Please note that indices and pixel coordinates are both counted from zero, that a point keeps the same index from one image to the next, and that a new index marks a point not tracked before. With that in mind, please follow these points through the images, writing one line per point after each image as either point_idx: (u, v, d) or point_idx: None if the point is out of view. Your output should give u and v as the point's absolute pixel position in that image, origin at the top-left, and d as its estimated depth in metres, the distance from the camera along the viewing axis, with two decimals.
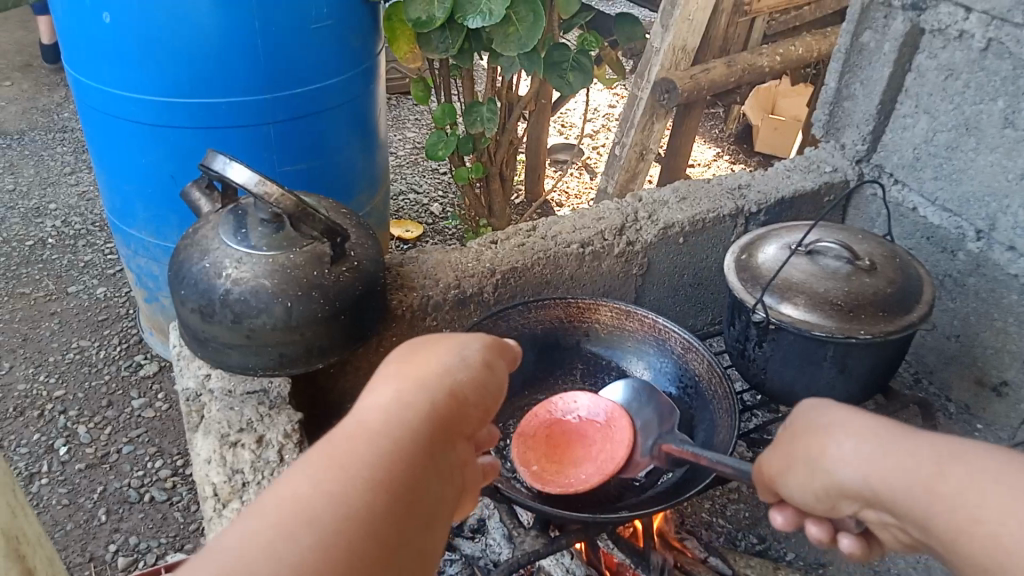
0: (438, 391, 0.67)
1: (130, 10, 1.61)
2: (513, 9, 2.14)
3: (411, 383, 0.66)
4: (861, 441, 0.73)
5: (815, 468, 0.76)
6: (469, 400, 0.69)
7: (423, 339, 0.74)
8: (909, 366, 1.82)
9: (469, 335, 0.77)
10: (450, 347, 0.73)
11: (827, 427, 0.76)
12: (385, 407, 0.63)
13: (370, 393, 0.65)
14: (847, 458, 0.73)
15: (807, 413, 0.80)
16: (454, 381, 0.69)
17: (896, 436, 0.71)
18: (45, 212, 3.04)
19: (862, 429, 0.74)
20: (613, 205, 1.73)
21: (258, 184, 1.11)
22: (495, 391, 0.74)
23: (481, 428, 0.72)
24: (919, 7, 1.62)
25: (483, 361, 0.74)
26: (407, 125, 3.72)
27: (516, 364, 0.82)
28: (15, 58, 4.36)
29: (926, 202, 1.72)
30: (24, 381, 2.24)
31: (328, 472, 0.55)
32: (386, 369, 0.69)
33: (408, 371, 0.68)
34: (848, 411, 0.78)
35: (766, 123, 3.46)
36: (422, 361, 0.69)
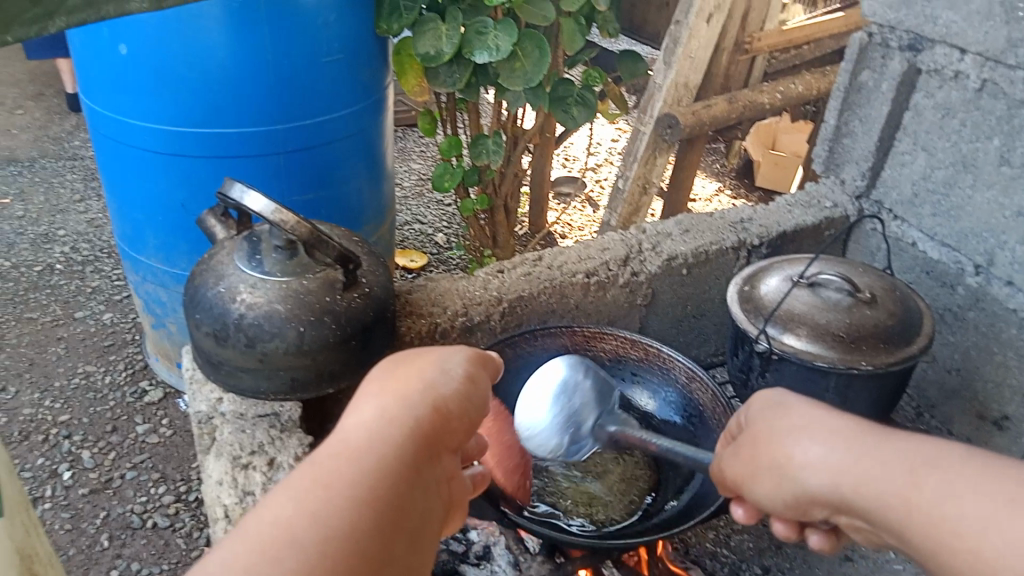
0: (421, 405, 0.69)
1: (145, 42, 1.66)
2: (519, 46, 2.20)
3: (394, 400, 0.68)
4: (829, 446, 0.78)
5: (785, 473, 0.81)
6: (453, 413, 0.71)
7: (405, 356, 0.76)
8: (911, 400, 1.84)
9: (451, 350, 0.79)
10: (433, 363, 0.75)
11: (798, 438, 0.81)
12: (369, 425, 0.65)
13: (354, 411, 0.67)
14: (817, 463, 0.78)
15: (777, 424, 0.85)
16: (437, 395, 0.71)
17: (860, 440, 0.76)
18: (54, 238, 3.08)
19: (829, 437, 0.79)
20: (617, 237, 1.77)
21: (274, 212, 1.14)
22: (477, 404, 0.77)
23: (466, 441, 0.75)
24: (916, 48, 1.67)
25: (466, 375, 0.77)
26: (413, 156, 3.78)
27: (498, 377, 0.85)
28: (29, 87, 4.43)
29: (926, 237, 1.75)
30: (30, 406, 2.26)
31: (311, 493, 0.57)
32: (370, 386, 0.71)
33: (391, 387, 0.70)
34: (815, 421, 0.83)
35: (766, 159, 3.51)
36: (405, 379, 0.72)
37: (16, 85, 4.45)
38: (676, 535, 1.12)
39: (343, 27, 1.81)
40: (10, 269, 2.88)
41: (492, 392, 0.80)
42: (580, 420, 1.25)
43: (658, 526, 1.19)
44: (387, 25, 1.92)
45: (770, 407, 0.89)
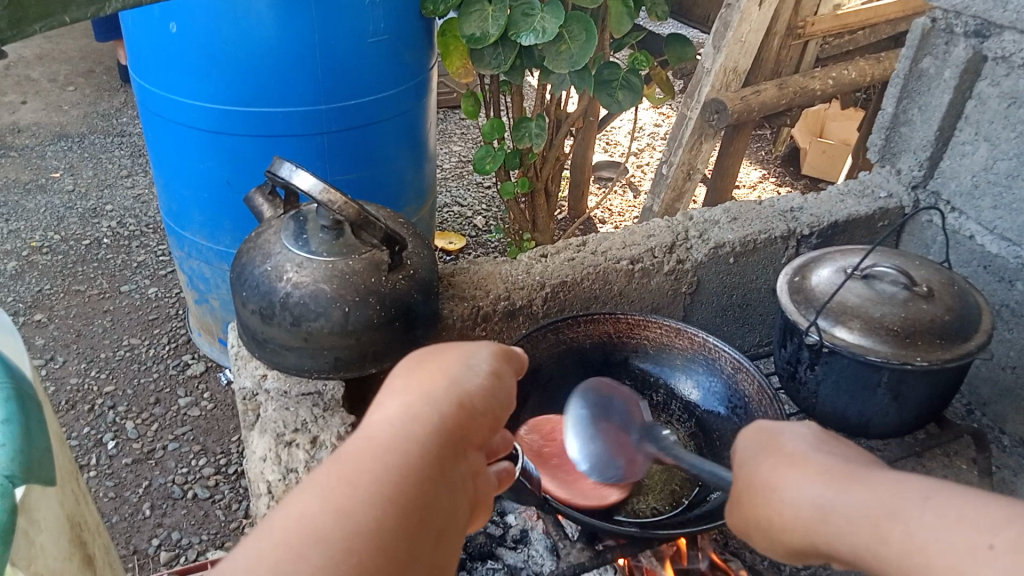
0: (445, 401, 0.65)
1: (194, 19, 1.67)
2: (566, 28, 2.17)
3: (419, 396, 0.65)
4: (813, 477, 0.68)
5: (753, 516, 0.72)
6: (477, 410, 0.67)
7: (432, 349, 0.72)
8: (962, 397, 1.80)
9: (474, 345, 0.74)
10: (459, 355, 0.71)
11: (759, 482, 0.72)
12: (394, 419, 0.62)
13: (378, 407, 0.64)
14: (794, 492, 0.68)
15: (738, 465, 0.76)
16: (463, 391, 0.67)
17: (848, 475, 0.67)
18: (102, 213, 3.14)
19: (793, 469, 0.70)
20: (663, 223, 1.74)
21: (322, 192, 1.14)
22: (504, 400, 0.72)
23: (492, 437, 0.70)
24: (982, 35, 1.61)
25: (493, 370, 0.72)
26: (454, 138, 3.77)
27: (523, 372, 0.78)
28: (80, 64, 4.51)
29: (984, 231, 1.70)
30: (76, 375, 2.31)
31: (334, 490, 0.55)
32: (393, 381, 0.68)
33: (414, 384, 0.66)
34: (776, 454, 0.73)
35: (814, 147, 3.44)
36: (430, 374, 0.67)
37: (67, 61, 4.53)
38: (719, 528, 1.10)
39: (390, 8, 1.80)
40: (59, 242, 2.94)
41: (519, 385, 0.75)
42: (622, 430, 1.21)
43: (698, 519, 1.17)
44: (433, 7, 1.90)
45: (760, 421, 0.80)
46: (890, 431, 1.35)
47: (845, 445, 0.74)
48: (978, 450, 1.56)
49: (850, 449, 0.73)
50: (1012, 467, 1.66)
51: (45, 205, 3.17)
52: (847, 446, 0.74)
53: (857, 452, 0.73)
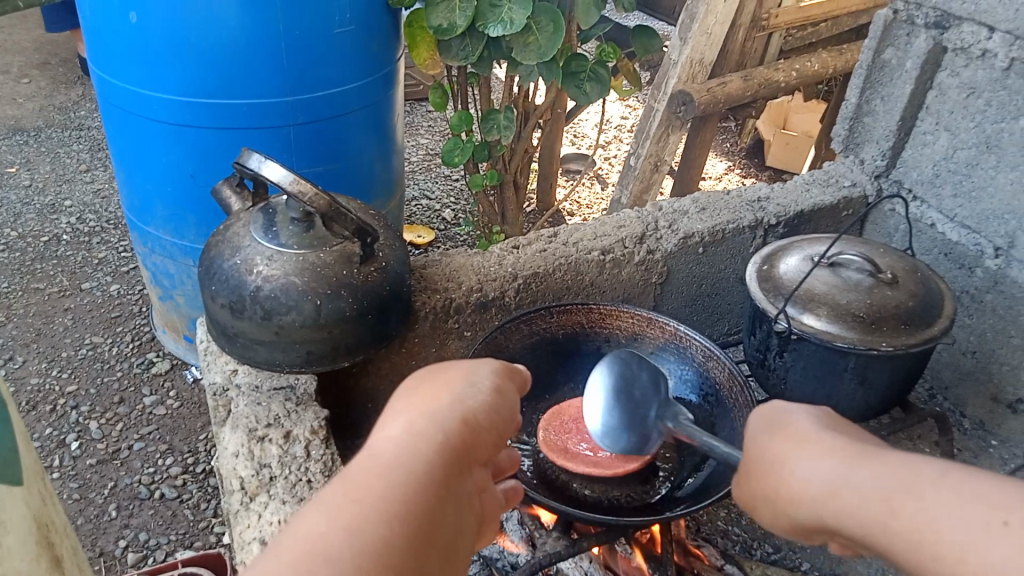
0: (450, 418, 0.67)
1: (154, 9, 1.63)
2: (533, 19, 2.16)
3: (423, 414, 0.67)
4: (826, 454, 0.69)
5: (768, 489, 0.73)
6: (481, 426, 0.69)
7: (433, 370, 0.76)
8: (924, 382, 1.84)
9: (480, 362, 0.78)
10: (461, 375, 0.74)
11: (778, 459, 0.73)
12: (399, 437, 0.63)
13: (382, 426, 0.66)
14: (808, 467, 0.69)
15: (758, 442, 0.77)
16: (466, 409, 0.69)
17: (862, 454, 0.68)
18: (60, 209, 3.07)
19: (811, 447, 0.71)
20: (633, 214, 1.75)
21: (293, 183, 1.13)
22: (507, 416, 0.75)
23: (494, 455, 0.72)
24: (942, 26, 1.64)
25: (494, 387, 0.75)
26: (421, 131, 3.75)
27: (525, 390, 0.83)
28: (34, 56, 4.39)
29: (945, 219, 1.74)
30: (37, 375, 2.26)
31: (341, 507, 0.55)
32: (396, 403, 0.70)
33: (418, 403, 0.68)
34: (796, 433, 0.74)
35: (778, 139, 3.48)
36: (433, 394, 0.70)
37: (21, 53, 4.41)
38: (691, 514, 1.12)
39: None
40: (16, 239, 2.86)
41: (520, 404, 0.78)
42: (645, 408, 1.14)
43: (673, 508, 1.19)
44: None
45: (775, 401, 0.81)
46: (858, 416, 1.38)
47: (856, 430, 0.75)
48: (941, 433, 1.60)
49: (862, 434, 0.75)
50: (972, 450, 1.71)
51: (1, 201, 3.09)
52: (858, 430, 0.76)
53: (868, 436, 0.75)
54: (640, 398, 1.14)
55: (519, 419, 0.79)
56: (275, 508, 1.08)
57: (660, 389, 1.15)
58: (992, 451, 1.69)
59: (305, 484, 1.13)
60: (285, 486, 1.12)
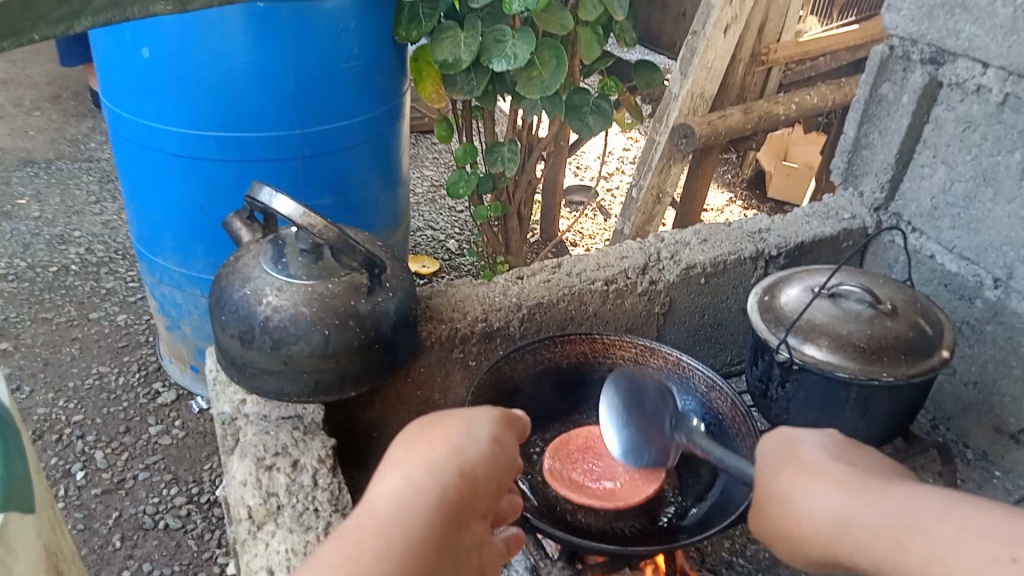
0: (447, 470, 0.75)
1: (166, 45, 1.68)
2: (537, 54, 2.21)
3: (421, 466, 0.75)
4: (835, 488, 0.73)
5: (780, 524, 0.76)
6: (479, 477, 0.76)
7: (437, 419, 0.83)
8: (927, 413, 1.85)
9: (480, 412, 0.85)
10: (461, 426, 0.82)
11: (788, 493, 0.76)
12: (398, 490, 0.71)
13: (384, 478, 0.74)
14: (819, 501, 0.73)
15: (765, 475, 0.81)
16: (463, 461, 0.76)
17: (870, 488, 0.72)
18: (70, 239, 3.10)
19: (818, 481, 0.75)
20: (636, 245, 1.78)
21: (303, 215, 1.16)
22: (505, 463, 0.82)
23: (493, 504, 0.79)
24: (937, 61, 1.68)
25: (492, 436, 0.82)
26: (426, 163, 3.80)
27: (524, 434, 0.90)
28: (47, 89, 4.47)
29: (944, 250, 1.76)
30: (44, 405, 2.27)
31: (342, 560, 0.64)
32: (396, 453, 0.77)
33: (418, 455, 0.76)
34: (802, 466, 0.78)
35: (779, 170, 3.52)
36: (431, 445, 0.78)
37: (33, 86, 4.48)
38: (695, 543, 1.13)
39: (364, 34, 1.83)
40: (25, 269, 2.89)
41: (519, 451, 0.84)
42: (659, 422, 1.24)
43: (677, 536, 1.20)
44: (406, 33, 1.93)
45: (781, 431, 0.85)
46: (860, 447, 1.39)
47: (865, 460, 0.79)
48: (943, 463, 1.60)
49: (872, 463, 0.79)
50: (976, 480, 1.71)
51: (10, 232, 3.13)
52: (868, 460, 0.80)
53: (878, 465, 0.79)
54: (650, 410, 1.25)
55: (519, 463, 0.85)
56: (283, 536, 1.10)
57: (667, 399, 1.25)
58: (996, 482, 1.69)
59: (313, 512, 1.14)
60: (292, 514, 1.13)
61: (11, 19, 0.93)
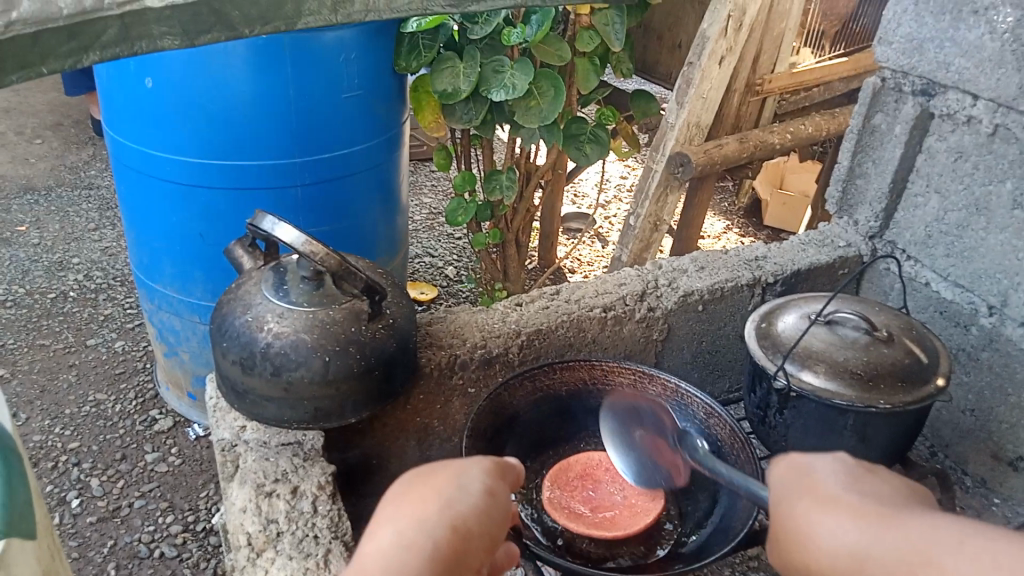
0: (438, 526, 0.73)
1: (169, 75, 1.70)
2: (535, 84, 2.25)
3: (411, 522, 0.73)
4: (849, 521, 0.71)
5: (794, 556, 0.74)
6: (472, 531, 0.74)
7: (427, 472, 0.82)
8: (925, 440, 1.86)
9: (471, 463, 0.84)
10: (453, 477, 0.80)
11: (803, 526, 0.75)
12: (388, 549, 0.69)
13: (373, 537, 0.72)
14: (833, 535, 0.71)
15: (781, 508, 0.79)
16: (455, 515, 0.75)
17: (884, 519, 0.70)
18: (68, 266, 3.11)
19: (833, 513, 0.73)
20: (634, 272, 1.79)
21: (304, 243, 1.17)
22: (499, 516, 0.79)
23: (489, 557, 0.77)
24: (929, 93, 1.71)
25: (484, 488, 0.81)
26: (424, 190, 3.83)
27: (516, 483, 0.88)
28: (48, 117, 4.51)
29: (939, 278, 1.78)
30: (40, 432, 2.27)
31: None
32: (386, 511, 0.76)
33: (408, 510, 0.74)
34: (817, 500, 0.76)
35: (775, 199, 3.55)
36: (423, 500, 0.76)
37: (35, 115, 4.52)
38: (694, 570, 1.13)
39: (364, 64, 1.86)
40: (24, 296, 2.90)
41: (512, 500, 0.83)
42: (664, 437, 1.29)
43: (677, 564, 1.20)
44: (406, 63, 2.00)
45: (792, 458, 0.84)
46: None
47: (877, 487, 0.77)
48: (942, 490, 1.61)
49: (885, 491, 0.77)
50: (976, 507, 1.71)
51: (9, 259, 3.14)
52: (881, 487, 0.78)
53: (892, 493, 0.77)
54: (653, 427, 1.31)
55: (514, 511, 0.84)
56: (282, 563, 1.10)
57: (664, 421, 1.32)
58: (995, 509, 1.69)
59: (312, 539, 1.14)
60: (292, 541, 1.14)
61: None
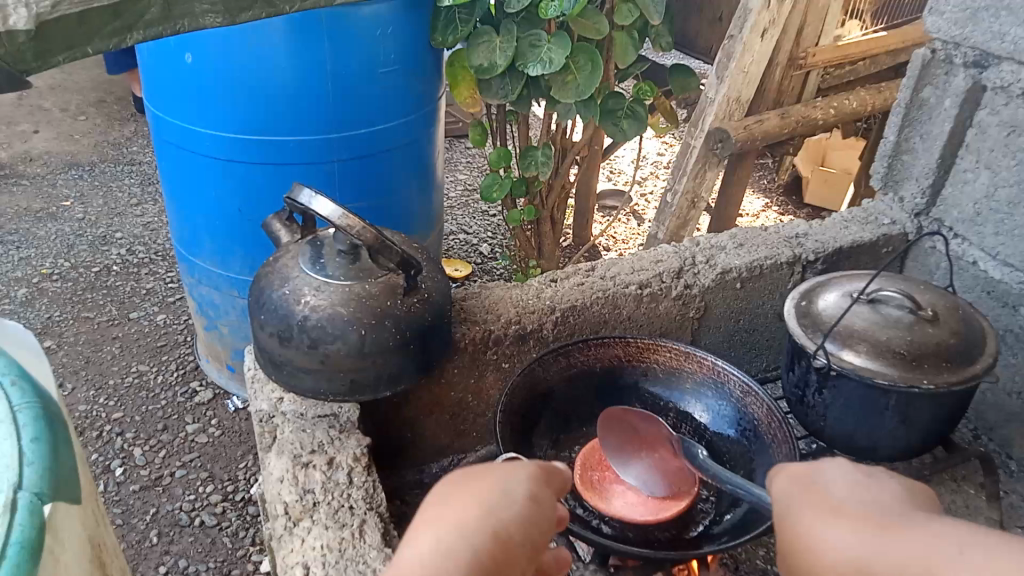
0: (480, 531, 0.71)
1: (210, 50, 1.71)
2: (572, 58, 2.22)
3: (452, 526, 0.71)
4: (849, 531, 0.70)
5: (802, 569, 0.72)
6: (513, 540, 0.73)
7: (471, 475, 0.80)
8: (968, 422, 1.82)
9: (516, 469, 0.82)
10: (497, 483, 0.78)
11: (807, 538, 0.73)
12: (426, 554, 0.68)
13: (413, 540, 0.70)
14: (834, 546, 0.70)
15: (785, 520, 0.78)
16: (498, 521, 0.73)
17: (885, 528, 0.69)
18: (112, 241, 3.17)
19: (838, 523, 0.72)
20: (671, 249, 1.77)
21: (341, 217, 1.17)
22: (542, 524, 0.78)
23: (529, 567, 0.75)
24: (981, 65, 1.65)
25: (528, 495, 0.79)
26: (460, 167, 3.82)
27: (559, 489, 0.86)
28: (91, 94, 4.58)
29: (987, 257, 1.72)
30: (85, 403, 2.32)
31: None
32: (426, 513, 0.74)
33: (450, 515, 0.72)
34: (821, 512, 0.75)
35: (816, 176, 3.48)
36: (465, 504, 0.74)
37: (79, 92, 4.60)
38: (729, 548, 1.12)
39: (401, 40, 1.85)
40: (69, 269, 2.97)
41: (557, 507, 0.81)
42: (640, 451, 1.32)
43: (711, 542, 1.19)
44: (443, 38, 1.97)
45: (796, 469, 0.84)
46: (897, 455, 1.36)
47: (879, 493, 0.76)
48: (985, 474, 1.57)
49: (886, 495, 0.75)
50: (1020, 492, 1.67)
51: (56, 233, 3.21)
52: (884, 493, 0.76)
53: (894, 499, 0.75)
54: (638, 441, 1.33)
55: (558, 518, 0.82)
56: (318, 533, 1.13)
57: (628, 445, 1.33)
58: None
59: (348, 510, 1.16)
60: (328, 511, 1.16)
61: (71, 29, 0.96)
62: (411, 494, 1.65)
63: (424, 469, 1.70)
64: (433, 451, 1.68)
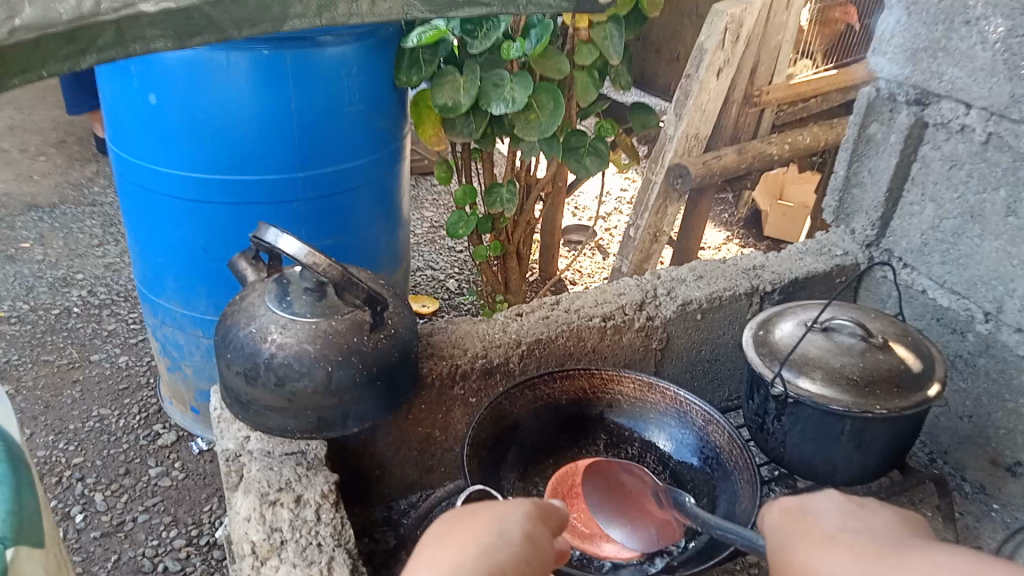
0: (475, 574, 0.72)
1: (174, 91, 1.73)
2: (534, 97, 2.28)
3: (447, 569, 0.72)
4: (847, 560, 0.74)
5: None
6: None
7: (467, 515, 0.81)
8: (924, 446, 1.87)
9: (513, 508, 0.83)
10: (493, 523, 0.79)
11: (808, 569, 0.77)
12: None
13: None
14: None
15: (785, 554, 0.82)
16: (493, 562, 0.74)
17: (882, 557, 0.72)
18: (73, 282, 3.14)
19: (839, 550, 0.76)
20: (633, 282, 1.81)
21: (306, 254, 1.19)
22: (539, 564, 0.79)
23: None
24: (922, 102, 1.73)
25: (524, 534, 0.80)
26: (426, 205, 3.86)
27: (556, 529, 0.87)
28: (52, 135, 4.55)
29: (935, 285, 1.79)
30: (44, 448, 2.28)
31: None
32: (422, 554, 0.75)
33: (444, 557, 0.74)
34: (821, 543, 0.79)
35: (774, 210, 3.58)
36: (460, 546, 0.76)
37: (39, 133, 4.56)
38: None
39: (365, 79, 1.88)
40: (28, 312, 2.92)
41: (554, 547, 0.82)
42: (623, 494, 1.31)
43: (677, 569, 1.21)
44: (406, 77, 2.00)
45: (786, 500, 0.88)
46: (856, 480, 1.40)
47: (871, 521, 0.80)
48: (941, 496, 1.62)
49: (878, 522, 0.80)
50: (975, 513, 1.73)
51: (13, 275, 3.16)
52: (877, 521, 0.80)
53: (886, 525, 0.80)
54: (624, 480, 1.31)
55: (555, 557, 0.83)
56: (286, 571, 1.12)
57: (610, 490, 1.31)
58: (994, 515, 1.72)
59: (316, 547, 1.17)
60: (296, 549, 1.16)
61: None
62: (380, 532, 1.65)
63: (393, 506, 1.70)
64: (401, 486, 1.69)
